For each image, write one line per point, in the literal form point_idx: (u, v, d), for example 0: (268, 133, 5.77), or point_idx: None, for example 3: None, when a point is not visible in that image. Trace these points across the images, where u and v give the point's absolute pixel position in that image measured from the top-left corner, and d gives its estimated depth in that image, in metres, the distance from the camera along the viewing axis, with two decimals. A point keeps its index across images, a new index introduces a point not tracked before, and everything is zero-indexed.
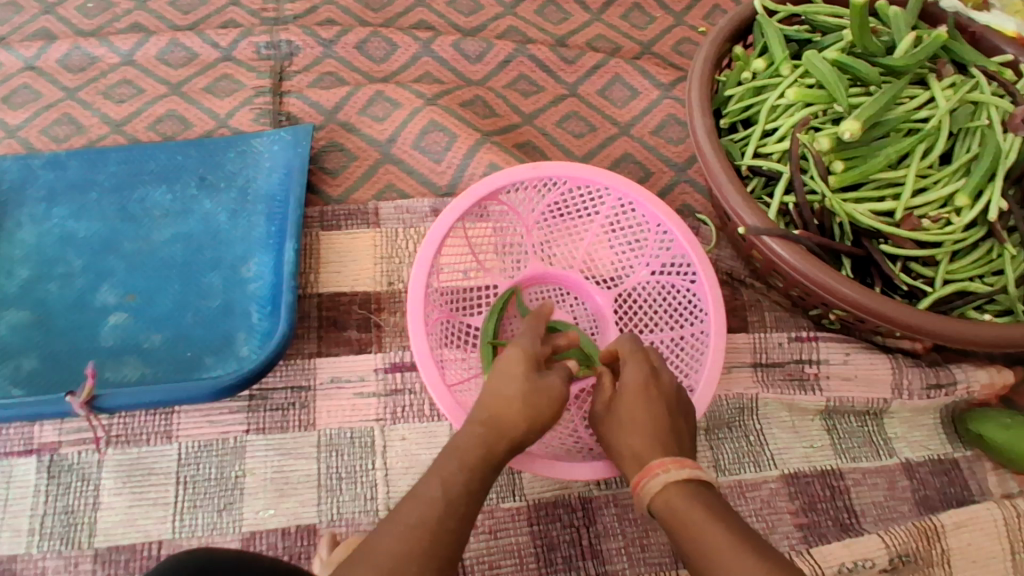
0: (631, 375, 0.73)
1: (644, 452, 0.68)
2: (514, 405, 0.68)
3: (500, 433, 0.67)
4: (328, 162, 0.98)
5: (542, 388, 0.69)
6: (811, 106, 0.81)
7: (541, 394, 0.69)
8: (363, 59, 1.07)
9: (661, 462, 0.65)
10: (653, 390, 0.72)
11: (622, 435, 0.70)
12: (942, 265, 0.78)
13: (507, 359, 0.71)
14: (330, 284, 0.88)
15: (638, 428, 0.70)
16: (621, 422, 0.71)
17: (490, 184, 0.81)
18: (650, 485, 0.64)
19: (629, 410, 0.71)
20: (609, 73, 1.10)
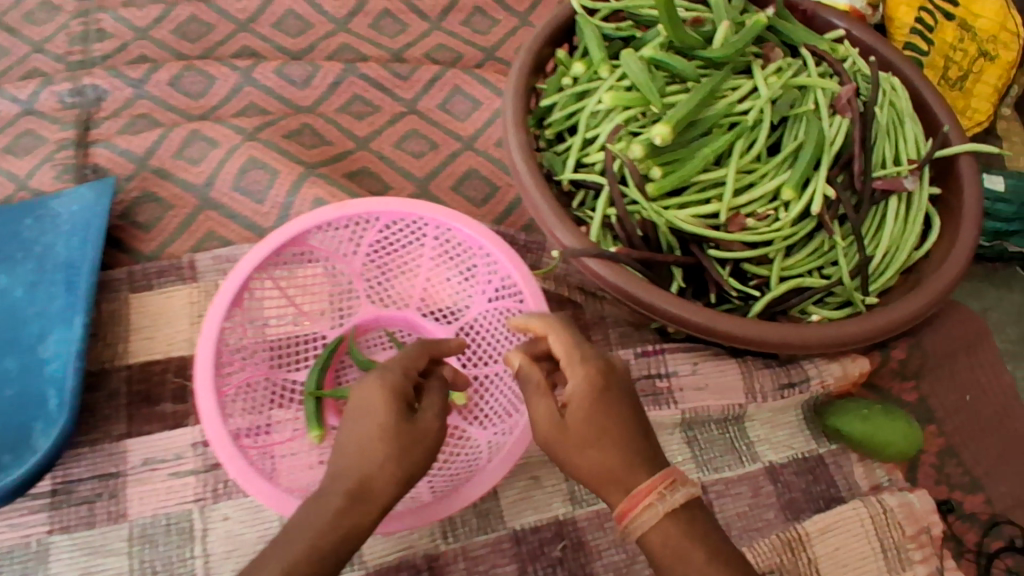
0: (579, 385, 0.57)
1: (615, 470, 0.55)
2: (386, 463, 0.56)
3: (364, 502, 0.54)
4: (140, 215, 0.90)
5: (412, 430, 0.58)
6: (629, 111, 0.77)
7: (407, 439, 0.57)
8: (179, 96, 0.99)
9: (652, 483, 0.54)
10: (605, 394, 0.57)
11: (586, 457, 0.55)
12: (776, 264, 0.75)
13: (371, 405, 0.59)
14: (142, 353, 0.81)
15: (604, 443, 0.55)
16: (579, 441, 0.56)
17: (291, 229, 0.75)
18: (641, 520, 0.53)
19: (586, 424, 0.56)
20: (448, 86, 1.04)
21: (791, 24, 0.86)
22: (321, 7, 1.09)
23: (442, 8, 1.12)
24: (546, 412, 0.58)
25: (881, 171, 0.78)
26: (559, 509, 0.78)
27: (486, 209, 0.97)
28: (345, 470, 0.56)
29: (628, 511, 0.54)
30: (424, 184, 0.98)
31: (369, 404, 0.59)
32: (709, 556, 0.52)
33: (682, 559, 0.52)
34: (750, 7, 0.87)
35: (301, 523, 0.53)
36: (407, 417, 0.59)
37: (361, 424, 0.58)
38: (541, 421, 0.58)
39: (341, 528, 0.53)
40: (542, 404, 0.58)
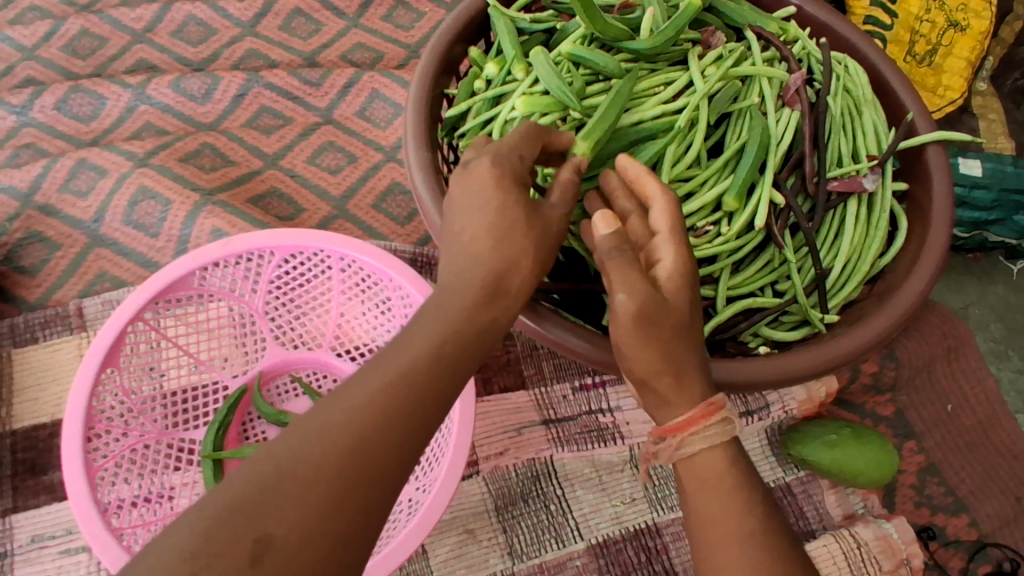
0: (675, 266, 0.50)
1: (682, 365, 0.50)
2: (523, 257, 0.46)
3: (498, 300, 0.46)
4: (24, 259, 0.81)
5: (541, 224, 0.48)
6: (546, 117, 0.68)
7: (537, 226, 0.47)
8: (68, 121, 0.89)
9: (722, 400, 0.51)
10: (694, 283, 0.50)
11: (668, 347, 0.49)
12: (721, 282, 0.67)
13: (484, 189, 0.47)
14: (27, 416, 0.73)
15: (684, 336, 0.50)
16: (669, 327, 0.49)
17: (169, 273, 0.67)
18: (692, 439, 0.51)
19: (681, 312, 0.49)
20: (365, 91, 0.94)
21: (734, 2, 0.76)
22: (225, 11, 0.99)
23: (360, 3, 1.02)
24: (641, 289, 0.48)
25: (838, 170, 0.69)
26: (497, 565, 0.70)
27: (412, 226, 0.88)
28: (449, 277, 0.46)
29: (687, 424, 0.50)
30: (342, 204, 0.88)
31: (481, 178, 0.47)
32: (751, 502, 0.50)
33: (721, 491, 0.51)
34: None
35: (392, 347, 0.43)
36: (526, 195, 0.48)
37: (468, 211, 0.47)
38: (640, 300, 0.48)
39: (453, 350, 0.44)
40: (639, 277, 0.49)
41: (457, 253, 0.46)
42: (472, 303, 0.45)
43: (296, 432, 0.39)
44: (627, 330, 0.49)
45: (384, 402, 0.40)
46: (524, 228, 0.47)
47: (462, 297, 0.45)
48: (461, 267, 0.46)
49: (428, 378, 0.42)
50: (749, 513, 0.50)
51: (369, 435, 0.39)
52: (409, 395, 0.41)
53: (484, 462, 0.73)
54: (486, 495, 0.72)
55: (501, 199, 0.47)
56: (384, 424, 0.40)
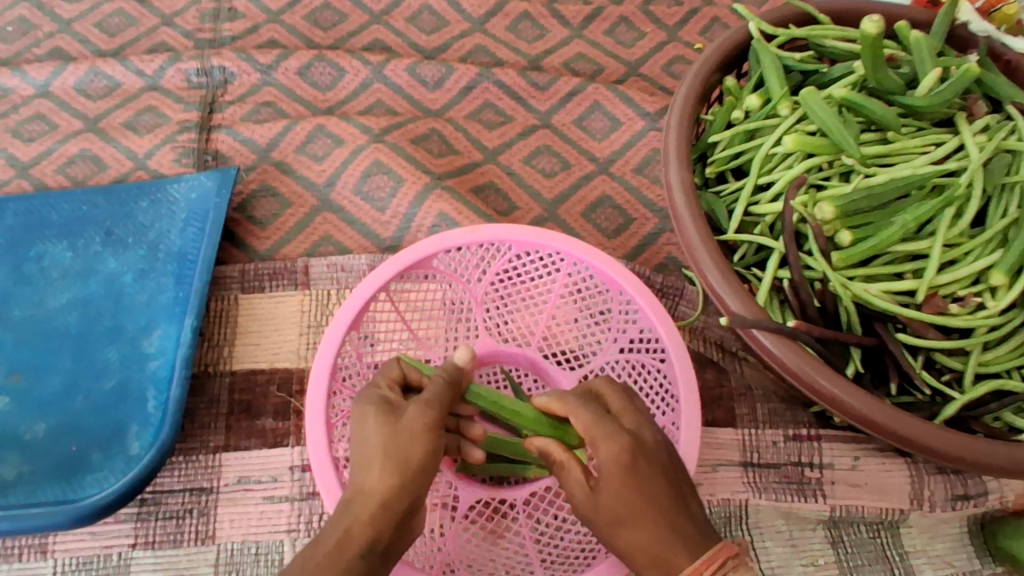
0: (606, 456, 0.55)
1: (662, 546, 0.52)
2: (414, 443, 0.55)
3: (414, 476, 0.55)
4: (256, 209, 0.85)
5: (410, 425, 0.56)
6: (813, 157, 0.67)
7: (406, 427, 0.56)
8: (306, 87, 0.93)
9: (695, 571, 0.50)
10: (644, 461, 0.55)
11: (621, 530, 0.54)
12: (973, 356, 0.64)
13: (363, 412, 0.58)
14: (246, 360, 0.76)
15: (643, 520, 0.53)
16: (618, 517, 0.54)
17: (418, 250, 0.71)
18: None
19: (615, 499, 0.54)
20: (587, 101, 0.95)
21: (996, 75, 0.73)
22: (459, 5, 1.02)
23: (586, 16, 1.03)
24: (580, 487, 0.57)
25: None
26: None
27: (618, 241, 0.88)
28: (357, 483, 0.55)
29: None
30: (553, 207, 0.89)
31: (362, 424, 0.57)
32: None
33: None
34: (948, 51, 0.76)
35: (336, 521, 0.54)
36: (390, 416, 0.57)
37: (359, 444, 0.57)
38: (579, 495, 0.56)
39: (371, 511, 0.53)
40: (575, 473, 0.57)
41: (359, 478, 0.55)
42: (394, 479, 0.54)
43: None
44: (601, 527, 0.56)
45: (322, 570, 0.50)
46: (395, 441, 0.55)
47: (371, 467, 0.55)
48: (359, 479, 0.55)
49: (357, 538, 0.52)
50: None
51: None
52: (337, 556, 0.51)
53: None
54: None
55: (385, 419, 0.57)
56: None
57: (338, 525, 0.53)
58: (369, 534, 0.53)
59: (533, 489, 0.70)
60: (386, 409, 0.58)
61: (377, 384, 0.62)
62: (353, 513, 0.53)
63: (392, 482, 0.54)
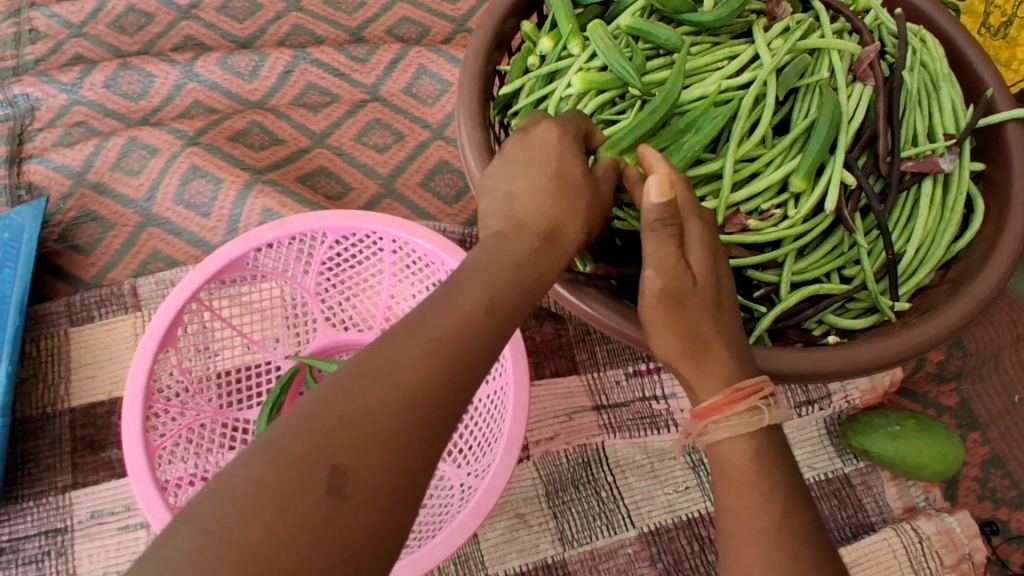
0: (701, 237, 0.49)
1: (712, 347, 0.49)
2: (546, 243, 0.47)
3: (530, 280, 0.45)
4: (78, 237, 0.82)
5: (596, 206, 0.50)
6: (603, 94, 0.67)
7: (590, 191, 0.49)
8: (116, 99, 0.89)
9: (755, 385, 0.48)
10: (725, 260, 0.51)
11: (688, 331, 0.49)
12: (785, 267, 0.64)
13: (534, 152, 0.49)
14: (86, 394, 0.74)
15: (723, 322, 0.50)
16: (697, 309, 0.49)
17: (226, 255, 0.68)
18: (737, 418, 0.47)
19: (711, 287, 0.49)
20: (413, 66, 0.92)
21: None
22: None
23: None
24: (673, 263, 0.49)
25: (912, 149, 0.67)
26: (547, 551, 0.70)
27: (459, 206, 0.86)
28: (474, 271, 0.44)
29: (729, 403, 0.48)
30: (390, 181, 0.87)
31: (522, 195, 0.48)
32: (767, 490, 0.47)
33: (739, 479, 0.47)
34: None
35: (409, 323, 0.40)
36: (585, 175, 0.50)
37: (521, 177, 0.49)
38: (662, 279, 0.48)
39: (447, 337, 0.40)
40: (664, 255, 0.49)
41: (512, 208, 0.48)
42: (528, 253, 0.46)
43: (321, 400, 0.36)
44: (649, 309, 0.50)
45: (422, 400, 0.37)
46: (525, 229, 0.47)
47: (470, 297, 0.42)
48: (515, 212, 0.48)
49: (447, 359, 0.39)
50: (765, 513, 0.46)
51: (403, 408, 0.36)
52: (431, 366, 0.38)
53: (534, 447, 0.72)
54: (537, 480, 0.72)
55: (558, 163, 0.49)
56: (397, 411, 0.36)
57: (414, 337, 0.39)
58: (483, 356, 0.40)
59: None
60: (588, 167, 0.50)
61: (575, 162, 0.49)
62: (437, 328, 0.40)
63: (490, 288, 0.42)
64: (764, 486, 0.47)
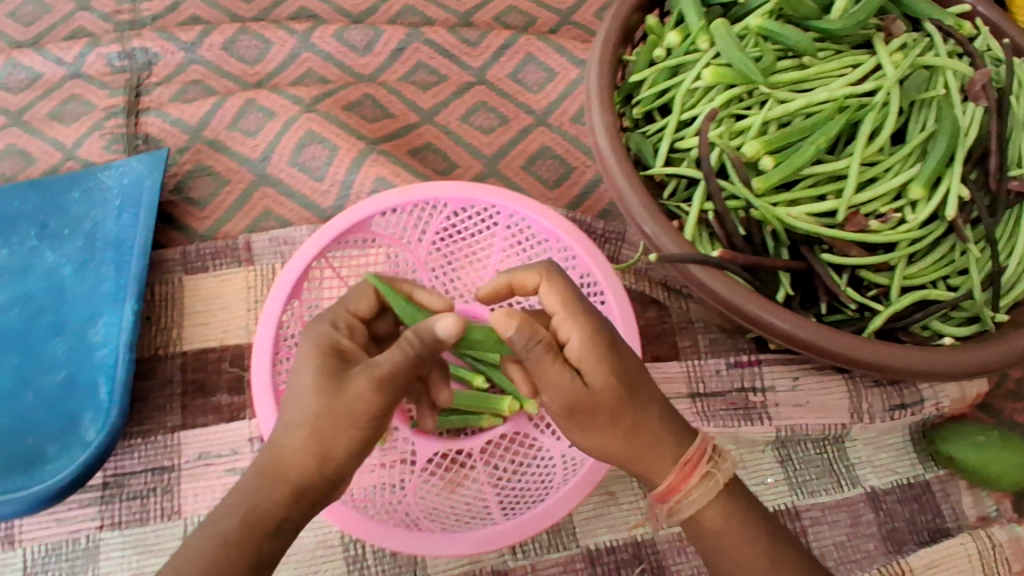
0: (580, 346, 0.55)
1: (635, 443, 0.57)
2: (338, 429, 0.51)
3: (329, 443, 0.50)
4: (193, 190, 0.84)
5: (343, 406, 0.51)
6: (732, 89, 0.68)
7: (348, 411, 0.51)
8: (233, 61, 0.92)
9: (699, 450, 0.57)
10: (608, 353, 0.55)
11: (607, 431, 0.57)
12: (898, 271, 0.67)
13: (303, 390, 0.52)
14: (197, 340, 0.76)
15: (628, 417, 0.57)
16: (598, 412, 0.56)
17: (353, 216, 0.70)
18: (690, 497, 0.57)
19: (605, 390, 0.55)
20: (520, 54, 0.95)
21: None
22: None
23: None
24: (561, 380, 0.55)
25: (1019, 171, 0.69)
26: (636, 529, 0.72)
27: (560, 191, 0.89)
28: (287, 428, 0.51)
29: (677, 484, 0.57)
30: (493, 163, 0.90)
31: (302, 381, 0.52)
32: None
33: None
34: None
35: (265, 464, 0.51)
36: (334, 387, 0.51)
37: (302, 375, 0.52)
38: (562, 397, 0.55)
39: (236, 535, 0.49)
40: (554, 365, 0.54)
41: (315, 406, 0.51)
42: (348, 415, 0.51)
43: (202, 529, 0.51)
44: (568, 420, 0.57)
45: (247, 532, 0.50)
46: (322, 412, 0.51)
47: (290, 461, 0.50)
48: (321, 406, 0.50)
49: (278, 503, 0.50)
50: (768, 554, 0.57)
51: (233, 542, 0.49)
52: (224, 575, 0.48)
53: None
54: None
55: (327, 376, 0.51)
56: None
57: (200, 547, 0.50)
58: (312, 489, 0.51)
59: (488, 438, 0.72)
60: (331, 379, 0.51)
61: (336, 327, 0.57)
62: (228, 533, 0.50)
63: (251, 514, 0.50)
64: None
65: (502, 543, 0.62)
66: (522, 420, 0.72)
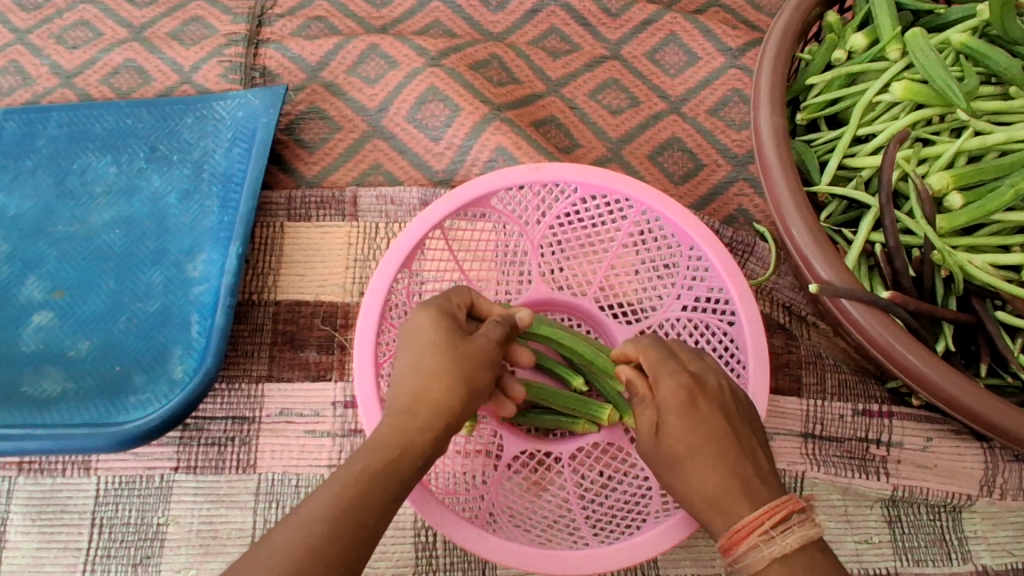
0: (666, 393, 0.55)
1: (714, 492, 0.51)
2: (478, 368, 0.55)
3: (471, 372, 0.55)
4: (305, 132, 0.80)
5: (474, 347, 0.56)
6: (924, 109, 0.60)
7: (479, 350, 0.56)
8: (361, 2, 0.88)
9: (753, 520, 0.48)
10: (703, 402, 0.54)
11: (683, 483, 0.53)
12: None
13: (424, 343, 0.56)
14: (292, 290, 0.73)
15: (703, 467, 0.52)
16: (675, 459, 0.53)
17: (479, 186, 0.66)
18: (752, 558, 0.47)
19: (677, 440, 0.53)
20: (662, 32, 0.88)
21: None
22: None
23: None
24: (646, 426, 0.56)
25: None
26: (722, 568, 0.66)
27: (686, 188, 0.82)
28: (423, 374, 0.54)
29: (738, 542, 0.48)
30: (618, 147, 0.83)
31: (427, 333, 0.56)
32: None
33: None
34: None
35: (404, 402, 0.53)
36: (457, 340, 0.56)
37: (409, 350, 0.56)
38: (644, 443, 0.56)
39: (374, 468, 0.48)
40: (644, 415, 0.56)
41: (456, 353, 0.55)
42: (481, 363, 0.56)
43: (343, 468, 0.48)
44: (658, 470, 0.55)
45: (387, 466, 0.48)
46: (458, 354, 0.55)
47: (436, 391, 0.53)
48: (457, 353, 0.55)
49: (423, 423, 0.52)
50: None
51: (387, 458, 0.49)
52: (349, 512, 0.44)
53: None
54: None
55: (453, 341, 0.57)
56: (315, 562, 0.41)
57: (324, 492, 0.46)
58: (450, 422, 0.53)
59: (581, 444, 0.67)
60: (453, 324, 0.57)
61: (450, 299, 0.60)
62: (355, 475, 0.47)
63: (403, 436, 0.50)
64: None
65: (591, 569, 0.56)
66: (618, 431, 0.68)
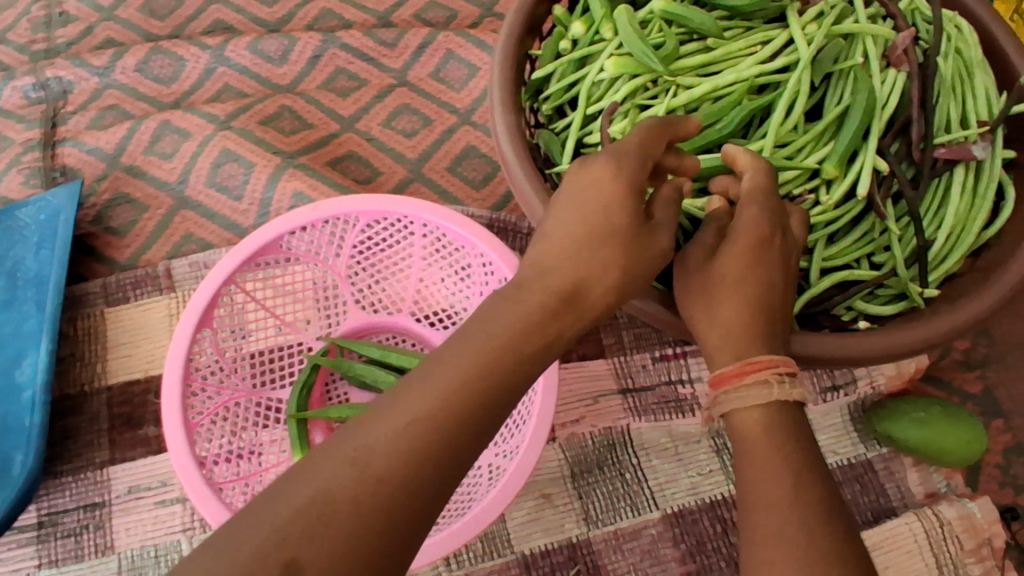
0: (749, 220, 0.53)
1: (740, 327, 0.51)
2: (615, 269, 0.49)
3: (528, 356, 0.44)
4: (114, 219, 0.83)
5: (647, 243, 0.50)
6: (636, 78, 0.66)
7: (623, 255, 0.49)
8: (148, 83, 0.90)
9: (768, 361, 0.49)
10: (773, 249, 0.52)
11: (711, 304, 0.52)
12: (816, 253, 0.65)
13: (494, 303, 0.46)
14: (121, 373, 0.76)
15: (740, 295, 0.51)
16: (718, 282, 0.52)
17: (261, 237, 0.68)
18: (745, 393, 0.48)
19: (738, 268, 0.52)
20: (440, 51, 0.93)
21: None
22: None
23: None
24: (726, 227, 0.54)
25: (946, 136, 0.66)
26: (572, 530, 0.71)
27: (486, 191, 0.87)
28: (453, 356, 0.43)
29: (739, 376, 0.49)
30: (418, 166, 0.88)
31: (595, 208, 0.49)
32: (812, 475, 0.45)
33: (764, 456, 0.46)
34: None
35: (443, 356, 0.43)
36: (643, 224, 0.50)
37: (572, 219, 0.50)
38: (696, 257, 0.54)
39: (399, 463, 0.38)
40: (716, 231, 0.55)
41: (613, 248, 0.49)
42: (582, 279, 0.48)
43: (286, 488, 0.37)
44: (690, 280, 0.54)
45: (391, 472, 0.38)
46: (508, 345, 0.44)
47: (461, 386, 0.42)
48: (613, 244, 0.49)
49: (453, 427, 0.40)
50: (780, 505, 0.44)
51: (383, 475, 0.38)
52: (319, 538, 0.35)
53: (560, 429, 0.74)
54: (563, 461, 0.73)
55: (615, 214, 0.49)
56: None
57: (305, 494, 0.37)
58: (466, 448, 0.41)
59: None
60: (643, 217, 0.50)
61: (622, 165, 0.50)
62: (340, 485, 0.37)
63: (421, 429, 0.40)
64: (806, 455, 0.46)
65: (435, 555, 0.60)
66: None
